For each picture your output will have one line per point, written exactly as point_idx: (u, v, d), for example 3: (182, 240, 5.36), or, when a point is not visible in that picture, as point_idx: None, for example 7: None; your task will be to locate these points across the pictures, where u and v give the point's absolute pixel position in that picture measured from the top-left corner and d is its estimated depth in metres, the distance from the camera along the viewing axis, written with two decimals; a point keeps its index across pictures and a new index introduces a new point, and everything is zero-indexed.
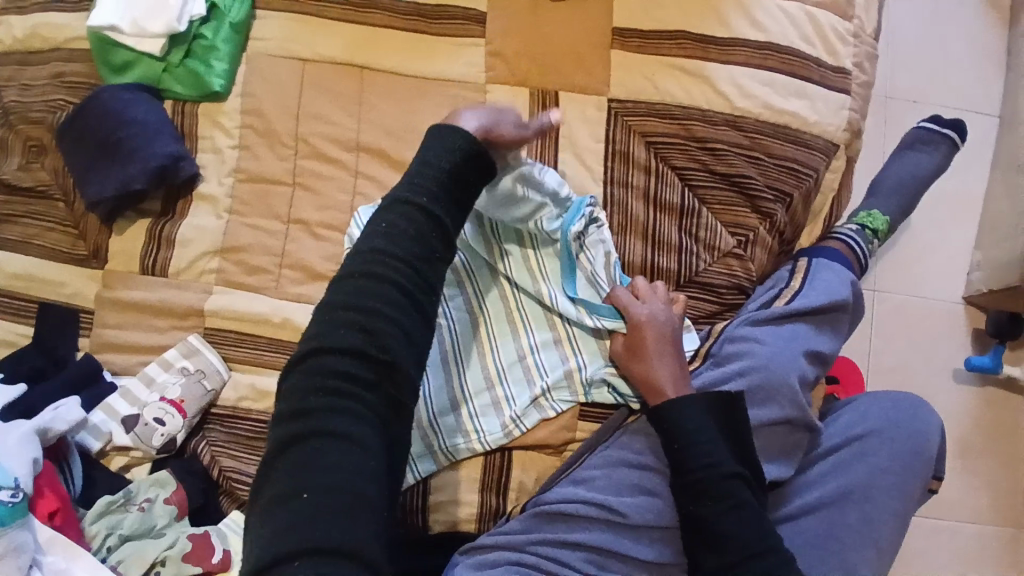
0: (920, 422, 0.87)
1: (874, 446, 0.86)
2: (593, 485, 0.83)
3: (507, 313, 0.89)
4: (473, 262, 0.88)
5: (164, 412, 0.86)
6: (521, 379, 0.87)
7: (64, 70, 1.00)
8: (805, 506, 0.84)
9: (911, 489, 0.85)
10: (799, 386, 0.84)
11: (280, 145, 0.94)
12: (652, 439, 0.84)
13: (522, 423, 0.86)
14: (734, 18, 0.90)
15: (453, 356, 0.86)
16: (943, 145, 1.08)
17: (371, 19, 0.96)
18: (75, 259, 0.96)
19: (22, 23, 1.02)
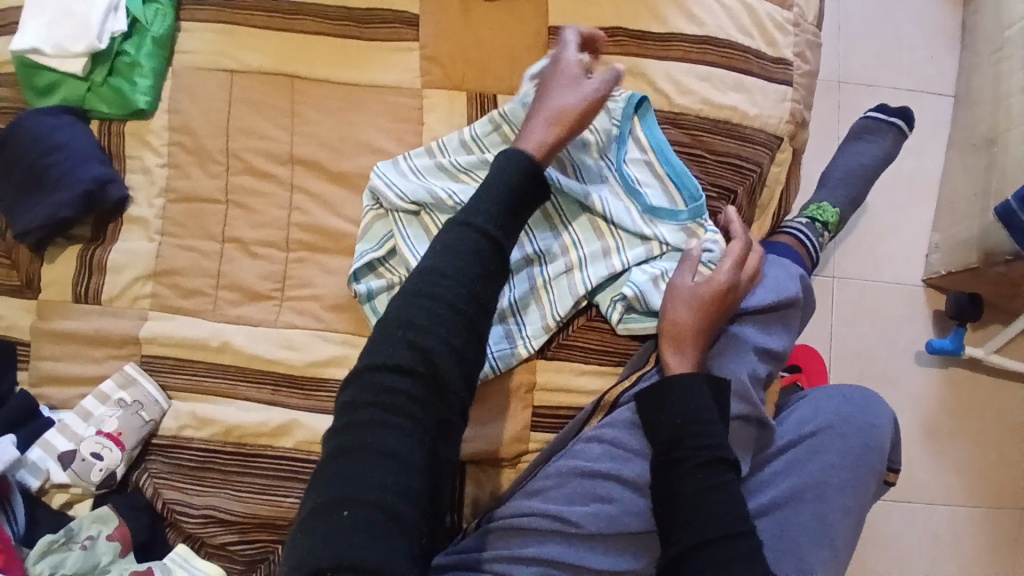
0: (872, 415, 0.87)
1: (826, 443, 0.85)
2: (546, 496, 0.81)
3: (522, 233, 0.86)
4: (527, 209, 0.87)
5: (100, 447, 0.82)
6: (536, 315, 0.84)
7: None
8: (761, 507, 0.82)
9: (864, 484, 0.84)
10: (750, 383, 0.83)
11: (212, 162, 0.91)
12: (608, 446, 0.82)
13: (529, 343, 0.83)
14: (671, 11, 0.88)
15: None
16: (890, 133, 1.06)
17: (299, 27, 0.93)
18: (7, 290, 0.92)
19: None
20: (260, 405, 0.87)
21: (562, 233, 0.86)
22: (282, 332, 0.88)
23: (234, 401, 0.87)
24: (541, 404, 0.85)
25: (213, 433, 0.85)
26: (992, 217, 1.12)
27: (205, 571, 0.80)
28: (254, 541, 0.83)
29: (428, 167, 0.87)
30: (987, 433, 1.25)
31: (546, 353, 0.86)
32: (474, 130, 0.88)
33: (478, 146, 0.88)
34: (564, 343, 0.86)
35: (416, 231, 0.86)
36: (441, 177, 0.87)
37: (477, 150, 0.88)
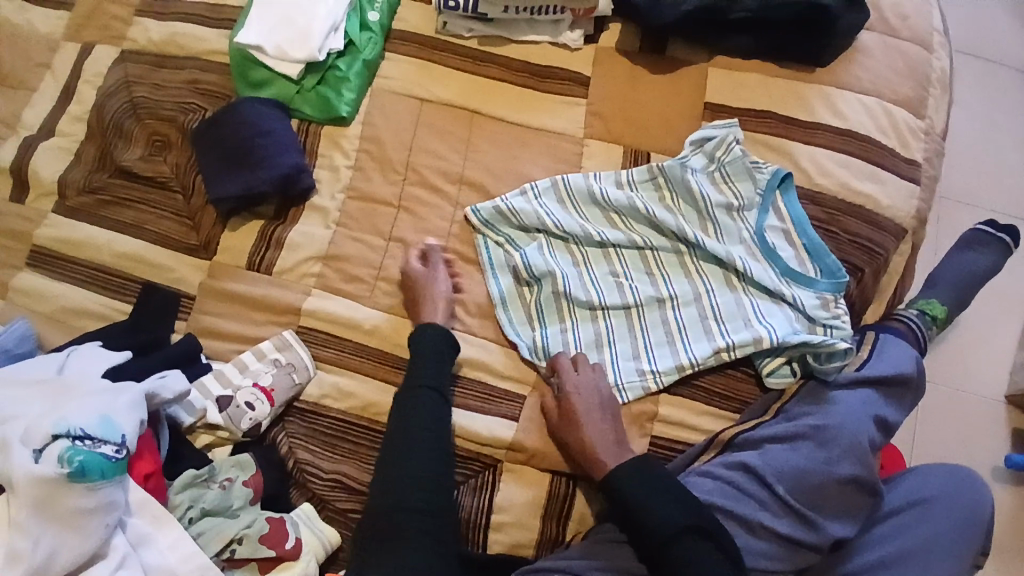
0: (977, 492, 0.92)
1: (936, 512, 0.90)
2: None
3: (655, 276, 0.96)
4: (665, 255, 0.97)
5: (254, 398, 0.90)
6: (664, 351, 0.92)
7: (197, 77, 1.12)
8: (867, 564, 0.88)
9: (969, 555, 0.89)
10: (867, 446, 0.89)
11: (391, 170, 1.04)
12: (722, 484, 0.86)
13: (659, 377, 0.90)
14: (818, 104, 1.00)
15: (585, 315, 0.95)
16: (997, 247, 1.14)
17: (486, 72, 1.07)
18: (185, 247, 1.03)
19: (167, 36, 1.15)
20: (397, 388, 0.94)
21: (695, 280, 0.95)
22: None
23: (372, 380, 0.94)
24: (661, 435, 0.90)
25: (352, 407, 0.92)
26: None
27: (322, 533, 0.86)
28: None
29: (584, 203, 0.99)
30: None
31: (672, 388, 0.91)
32: (630, 176, 0.99)
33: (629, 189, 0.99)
34: (689, 380, 0.92)
35: (569, 259, 0.98)
36: (593, 215, 0.99)
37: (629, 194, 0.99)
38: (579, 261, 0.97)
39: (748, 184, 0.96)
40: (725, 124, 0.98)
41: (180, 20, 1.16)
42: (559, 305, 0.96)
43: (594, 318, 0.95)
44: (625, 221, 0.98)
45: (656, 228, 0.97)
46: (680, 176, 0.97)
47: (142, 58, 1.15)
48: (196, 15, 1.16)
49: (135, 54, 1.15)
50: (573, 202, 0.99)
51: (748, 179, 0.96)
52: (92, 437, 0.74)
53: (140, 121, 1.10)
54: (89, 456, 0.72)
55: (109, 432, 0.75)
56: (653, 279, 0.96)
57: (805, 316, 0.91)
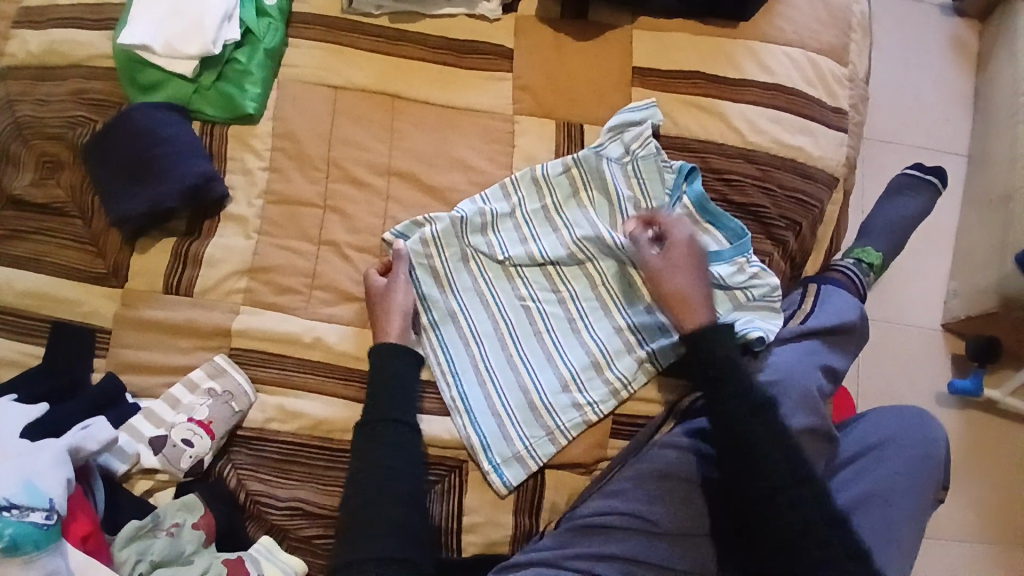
0: (928, 428, 0.94)
1: (891, 453, 0.92)
2: (623, 496, 0.85)
3: (578, 284, 0.93)
4: (595, 251, 0.93)
5: (192, 433, 0.84)
6: (591, 363, 0.90)
7: (82, 86, 0.99)
8: None
9: (925, 490, 0.91)
10: (818, 396, 0.89)
11: (314, 168, 0.96)
12: (683, 452, 0.86)
13: (624, 380, 0.89)
14: (744, 60, 0.98)
15: (510, 333, 0.92)
16: (927, 191, 1.17)
17: (403, 52, 1.00)
18: (93, 277, 0.94)
19: (39, 39, 1.02)
20: (347, 402, 0.89)
21: (629, 269, 0.93)
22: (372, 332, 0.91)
23: (319, 395, 0.88)
24: (621, 412, 0.89)
25: (301, 427, 0.87)
26: (1010, 266, 1.23)
27: (286, 564, 0.83)
28: None
29: (502, 211, 0.94)
30: (1004, 470, 1.32)
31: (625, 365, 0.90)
32: (546, 175, 0.94)
33: (546, 188, 0.95)
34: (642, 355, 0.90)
35: (490, 274, 0.94)
36: (510, 224, 0.95)
37: (546, 194, 0.95)
38: (511, 277, 0.94)
39: (660, 162, 0.93)
40: (643, 105, 0.95)
41: (53, 21, 1.03)
42: (484, 325, 0.92)
43: (520, 335, 0.91)
44: (544, 227, 0.95)
45: (579, 225, 0.94)
46: (591, 170, 0.94)
47: (20, 72, 1.01)
48: (73, 17, 1.02)
49: (15, 69, 1.02)
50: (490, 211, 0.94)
51: (657, 156, 0.93)
52: (18, 506, 0.69)
53: (27, 143, 0.98)
54: (19, 528, 0.67)
55: (36, 498, 0.70)
56: (574, 287, 0.93)
57: (723, 286, 0.90)
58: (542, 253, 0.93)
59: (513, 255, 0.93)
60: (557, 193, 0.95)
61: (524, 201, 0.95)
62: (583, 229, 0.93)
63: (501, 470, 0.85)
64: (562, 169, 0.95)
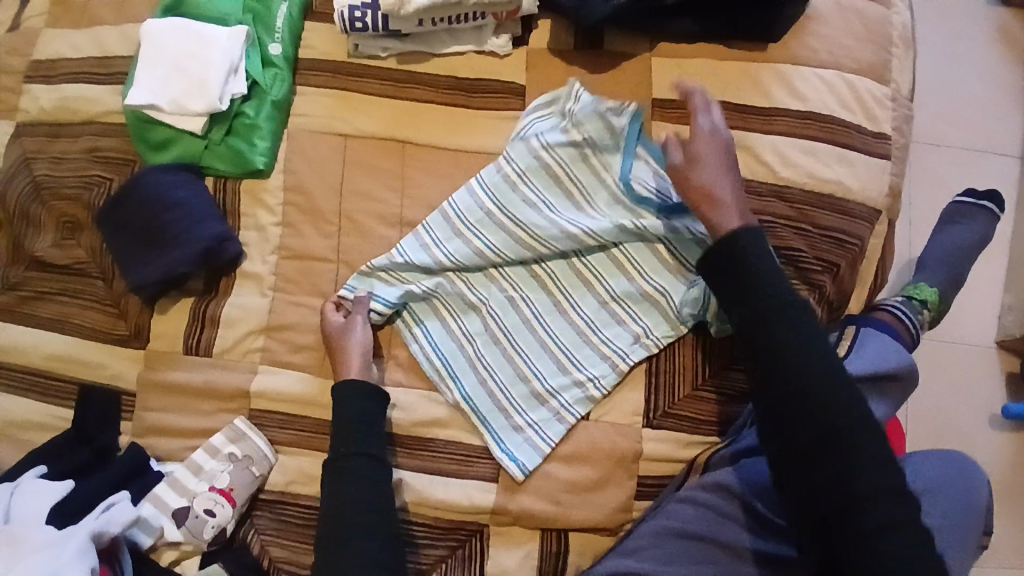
0: (970, 476, 0.89)
1: (930, 506, 0.86)
2: (642, 556, 0.81)
3: (561, 281, 0.90)
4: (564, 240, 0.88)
5: (214, 502, 0.85)
6: (582, 342, 0.88)
7: (97, 144, 1.00)
8: None
9: (965, 543, 0.86)
10: None
11: (325, 222, 0.94)
12: (702, 509, 0.83)
13: (626, 355, 0.86)
14: (774, 87, 0.91)
15: (499, 329, 0.89)
16: (982, 216, 1.09)
17: (411, 95, 0.97)
18: (116, 339, 0.95)
19: (51, 97, 1.02)
20: None
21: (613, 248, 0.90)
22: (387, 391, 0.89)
23: None
24: (646, 472, 0.85)
25: (320, 490, 0.87)
26: None
27: None
28: None
29: (442, 223, 0.91)
30: None
31: (653, 422, 0.85)
32: (485, 179, 0.92)
33: (489, 197, 0.91)
34: (669, 411, 0.86)
35: (469, 276, 0.91)
36: (453, 233, 0.91)
37: (489, 201, 0.91)
38: (489, 278, 0.91)
39: (608, 133, 0.90)
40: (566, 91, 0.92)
41: (64, 78, 1.03)
42: (475, 327, 0.90)
43: (510, 330, 0.89)
44: (496, 225, 0.90)
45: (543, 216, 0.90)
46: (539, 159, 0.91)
47: (35, 129, 1.02)
48: (87, 71, 1.03)
49: (29, 126, 1.03)
50: (454, 213, 0.91)
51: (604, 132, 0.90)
52: None
53: (46, 204, 0.99)
54: None
55: None
56: (555, 275, 0.90)
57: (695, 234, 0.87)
58: (504, 254, 0.90)
59: (488, 257, 0.90)
60: (501, 196, 0.91)
61: (467, 217, 0.91)
62: (543, 225, 0.89)
63: (515, 456, 0.84)
64: (524, 161, 0.91)
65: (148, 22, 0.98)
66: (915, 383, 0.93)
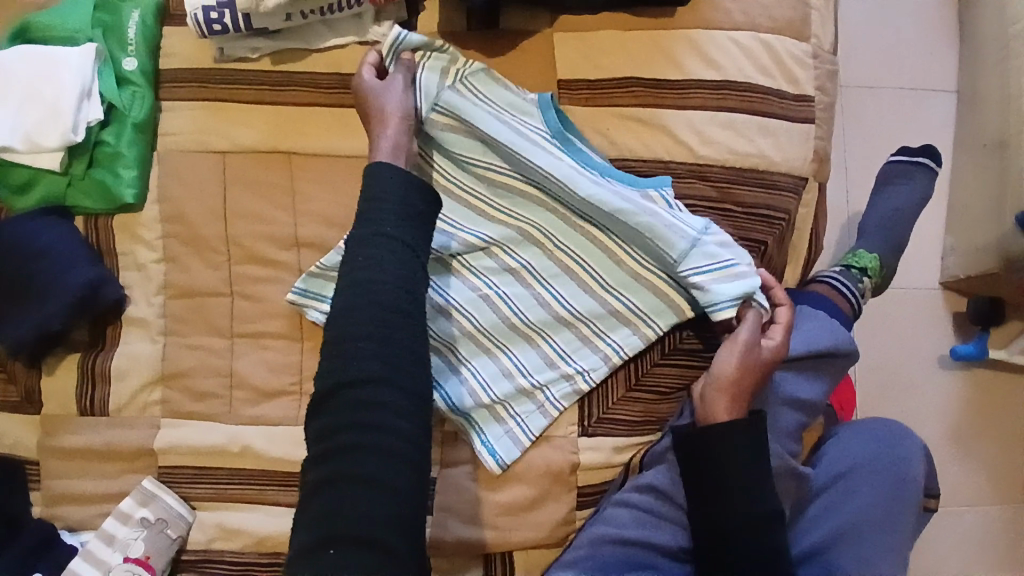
0: (902, 448, 0.87)
1: (860, 483, 0.84)
2: (581, 567, 0.79)
3: (540, 269, 0.83)
4: (541, 223, 0.83)
5: (131, 574, 0.78)
6: (568, 331, 0.82)
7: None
8: (805, 554, 0.82)
9: (903, 517, 0.84)
10: (776, 435, 0.81)
11: (212, 252, 0.85)
12: (637, 512, 0.80)
13: (616, 343, 0.81)
14: (685, 55, 0.83)
15: (480, 326, 0.82)
16: (919, 174, 1.04)
17: (292, 98, 0.86)
18: (6, 406, 0.86)
19: None
20: (290, 508, 0.82)
21: (587, 231, 0.82)
22: (306, 428, 0.83)
23: (259, 506, 0.82)
24: (585, 482, 0.81)
25: (244, 545, 0.81)
26: (1012, 223, 1.11)
27: None
28: None
29: None
30: (1014, 429, 1.24)
31: (587, 430, 0.81)
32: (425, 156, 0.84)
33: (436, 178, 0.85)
34: (605, 416, 0.81)
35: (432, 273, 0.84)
36: None
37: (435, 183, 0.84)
38: (457, 269, 0.84)
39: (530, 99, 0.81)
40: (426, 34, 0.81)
41: None
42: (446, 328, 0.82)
43: (490, 324, 0.82)
44: (464, 208, 0.84)
45: (514, 197, 0.83)
46: (462, 122, 0.81)
47: None
48: None
49: None
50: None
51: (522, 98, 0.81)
52: None
53: None
54: None
55: None
56: (527, 262, 0.83)
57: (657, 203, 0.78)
58: (476, 238, 0.83)
59: (453, 244, 0.82)
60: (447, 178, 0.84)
61: None
62: (518, 208, 0.84)
63: (494, 450, 0.79)
64: (441, 130, 0.83)
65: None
66: (855, 359, 0.89)
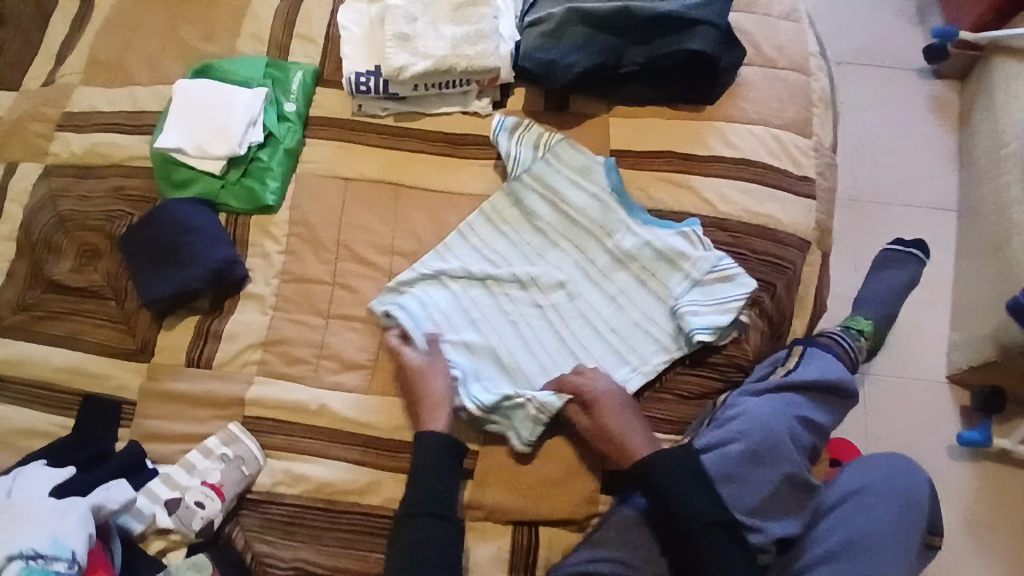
0: (910, 476, 0.96)
1: (873, 500, 0.93)
2: (609, 544, 0.87)
3: (582, 298, 1.01)
4: (587, 261, 1.03)
5: (204, 495, 0.89)
6: (603, 347, 0.98)
7: (123, 184, 1.14)
8: (818, 558, 0.90)
9: (911, 536, 0.92)
10: (794, 446, 0.91)
11: (323, 250, 1.06)
12: None
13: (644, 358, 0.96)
14: (712, 139, 1.08)
15: (528, 338, 0.99)
16: (910, 261, 1.22)
17: (406, 145, 1.13)
18: (123, 352, 1.03)
19: (78, 142, 1.17)
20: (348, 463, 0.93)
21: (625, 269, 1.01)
22: (373, 398, 0.97)
23: (323, 460, 0.94)
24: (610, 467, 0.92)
25: (305, 491, 0.92)
26: (1005, 315, 1.24)
27: None
28: None
29: (467, 249, 1.04)
30: None
31: None
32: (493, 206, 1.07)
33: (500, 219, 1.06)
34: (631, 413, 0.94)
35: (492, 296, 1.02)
36: (480, 254, 1.04)
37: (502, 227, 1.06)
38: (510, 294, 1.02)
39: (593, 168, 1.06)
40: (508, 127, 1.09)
41: (97, 128, 1.18)
42: (500, 339, 0.99)
43: (537, 337, 0.99)
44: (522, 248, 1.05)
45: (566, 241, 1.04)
46: (534, 184, 1.07)
47: (64, 171, 1.16)
48: (114, 122, 1.18)
49: (60, 168, 1.16)
50: (476, 237, 1.05)
51: (586, 167, 1.06)
52: (42, 556, 0.75)
53: (69, 234, 1.11)
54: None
55: (59, 549, 0.75)
56: (574, 292, 1.01)
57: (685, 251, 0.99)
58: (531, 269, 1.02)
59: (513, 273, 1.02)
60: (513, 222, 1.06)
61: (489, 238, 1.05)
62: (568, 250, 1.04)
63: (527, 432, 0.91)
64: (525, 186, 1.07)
65: (179, 81, 1.15)
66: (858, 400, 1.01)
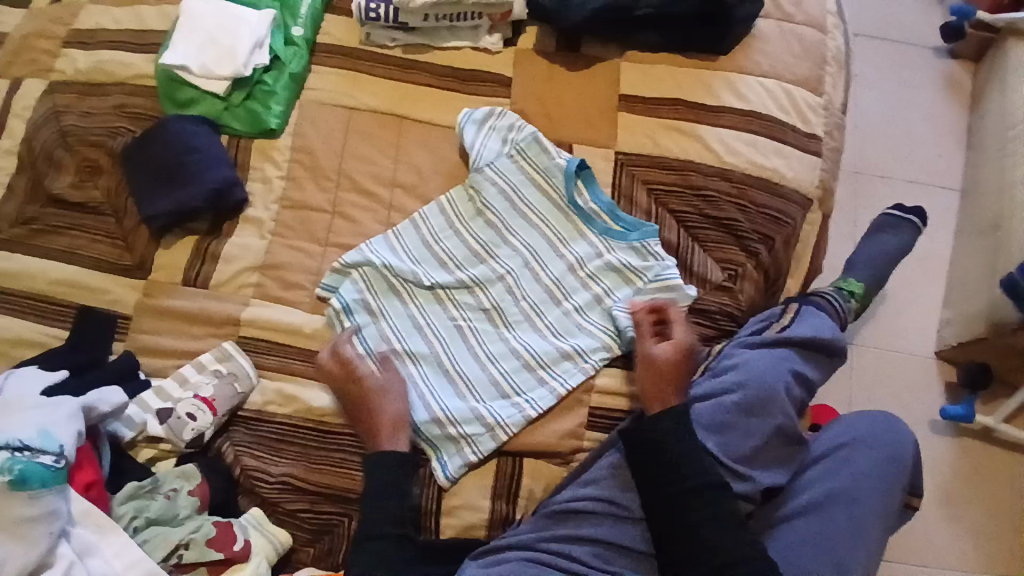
0: (898, 432, 0.97)
1: (858, 454, 0.94)
2: (598, 484, 0.89)
3: (552, 277, 1.00)
4: (557, 242, 1.02)
5: (195, 408, 0.91)
6: (571, 325, 0.97)
7: (125, 102, 1.12)
8: (800, 508, 0.92)
9: (895, 490, 0.94)
10: (787, 400, 0.92)
11: (324, 178, 1.06)
12: None
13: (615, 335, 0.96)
14: (722, 90, 1.06)
15: (493, 324, 0.98)
16: (908, 227, 1.23)
17: (411, 78, 1.11)
18: (120, 269, 1.03)
19: (89, 57, 1.15)
20: None
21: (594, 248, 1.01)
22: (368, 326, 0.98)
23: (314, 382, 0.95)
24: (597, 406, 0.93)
25: (296, 411, 0.93)
26: (1000, 290, 1.26)
27: (273, 536, 0.88)
28: (322, 512, 0.90)
29: (431, 237, 1.03)
30: (1003, 498, 1.29)
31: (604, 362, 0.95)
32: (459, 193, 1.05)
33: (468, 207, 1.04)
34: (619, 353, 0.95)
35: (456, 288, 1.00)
36: (444, 241, 1.03)
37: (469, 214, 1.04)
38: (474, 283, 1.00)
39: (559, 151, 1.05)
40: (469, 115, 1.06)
41: (100, 44, 1.16)
42: (464, 330, 0.97)
43: (503, 322, 0.98)
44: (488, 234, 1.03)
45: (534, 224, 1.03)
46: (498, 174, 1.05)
47: (69, 87, 1.14)
48: (120, 41, 1.16)
49: (63, 83, 1.14)
50: (429, 228, 1.03)
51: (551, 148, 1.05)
52: (30, 448, 0.76)
53: (72, 149, 1.10)
54: (28, 466, 0.75)
55: (47, 443, 0.77)
56: (542, 274, 1.00)
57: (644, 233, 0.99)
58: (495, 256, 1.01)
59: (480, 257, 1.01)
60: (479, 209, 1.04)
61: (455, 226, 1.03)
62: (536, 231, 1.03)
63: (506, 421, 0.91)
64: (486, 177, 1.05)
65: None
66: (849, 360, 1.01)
